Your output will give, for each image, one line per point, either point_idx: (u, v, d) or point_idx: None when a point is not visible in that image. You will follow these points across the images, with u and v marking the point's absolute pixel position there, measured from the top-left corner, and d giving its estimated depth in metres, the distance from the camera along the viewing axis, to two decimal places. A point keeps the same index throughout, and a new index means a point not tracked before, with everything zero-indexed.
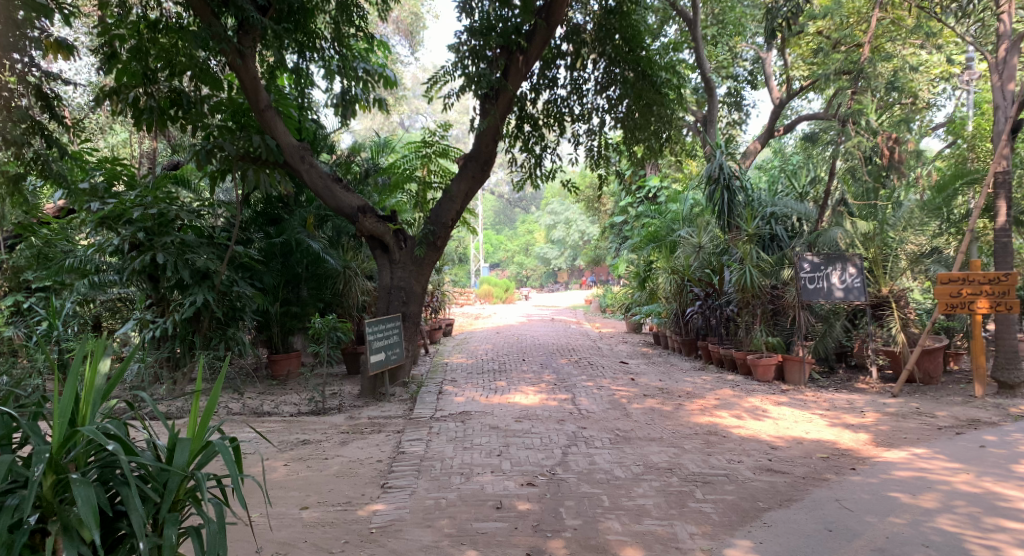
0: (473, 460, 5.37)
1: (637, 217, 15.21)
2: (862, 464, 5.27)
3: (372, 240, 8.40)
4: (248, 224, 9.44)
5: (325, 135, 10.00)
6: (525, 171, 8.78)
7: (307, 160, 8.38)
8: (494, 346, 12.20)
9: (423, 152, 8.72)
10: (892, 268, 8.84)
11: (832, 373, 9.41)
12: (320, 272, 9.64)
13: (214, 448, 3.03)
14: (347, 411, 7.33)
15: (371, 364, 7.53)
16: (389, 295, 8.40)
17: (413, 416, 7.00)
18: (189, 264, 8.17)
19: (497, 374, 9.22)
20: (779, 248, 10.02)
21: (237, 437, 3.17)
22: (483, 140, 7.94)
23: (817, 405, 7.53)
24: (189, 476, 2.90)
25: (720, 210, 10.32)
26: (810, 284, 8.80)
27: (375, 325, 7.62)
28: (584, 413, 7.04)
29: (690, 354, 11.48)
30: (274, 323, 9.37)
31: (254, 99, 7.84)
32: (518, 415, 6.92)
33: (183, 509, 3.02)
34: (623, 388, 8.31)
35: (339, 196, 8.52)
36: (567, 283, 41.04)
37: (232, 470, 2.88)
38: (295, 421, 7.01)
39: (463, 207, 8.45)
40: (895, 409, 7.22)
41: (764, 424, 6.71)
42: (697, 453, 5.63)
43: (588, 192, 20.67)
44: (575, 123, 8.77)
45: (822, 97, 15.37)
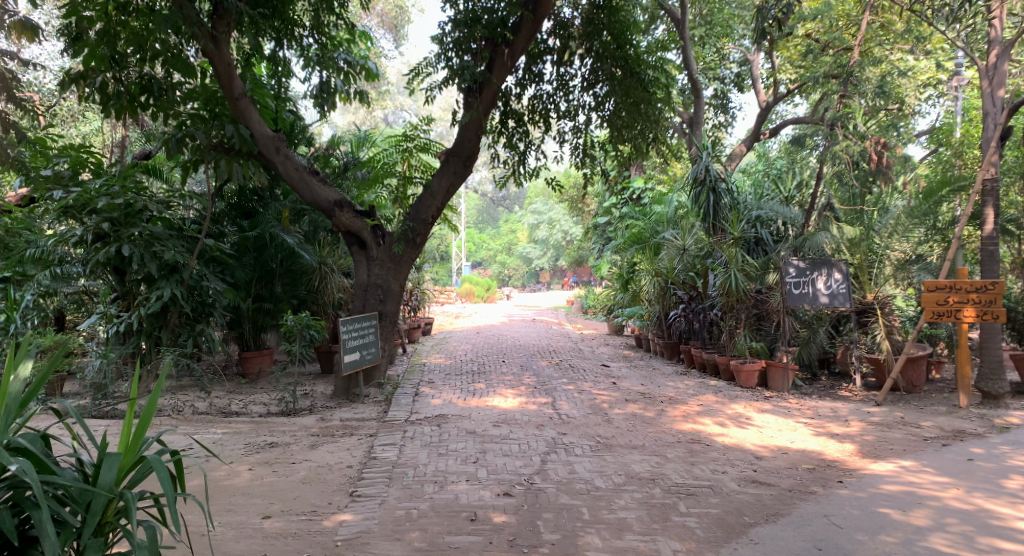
0: (448, 467, 5.13)
1: (620, 219, 15.06)
2: (850, 476, 5.12)
3: (348, 235, 8.12)
4: (221, 217, 9.12)
5: (303, 127, 9.73)
6: (508, 168, 8.56)
7: (282, 152, 8.03)
8: (473, 346, 11.96)
9: (404, 147, 8.44)
10: (877, 274, 8.78)
11: (815, 380, 9.30)
12: (296, 268, 9.36)
13: (147, 464, 2.84)
14: (318, 413, 7.08)
15: (344, 363, 7.28)
16: (366, 293, 8.12)
17: (387, 418, 6.76)
18: (157, 256, 7.86)
19: (476, 376, 8.99)
20: (764, 252, 9.95)
21: (176, 451, 2.99)
22: (466, 135, 7.69)
23: (802, 413, 7.39)
24: (116, 497, 2.71)
25: (705, 213, 10.21)
26: (795, 289, 8.63)
27: (350, 324, 7.37)
28: (564, 418, 6.83)
29: (672, 358, 11.33)
30: (246, 319, 9.09)
31: (228, 87, 7.51)
32: (497, 419, 6.70)
33: (111, 532, 2.82)
34: (604, 392, 8.13)
35: (316, 190, 8.12)
36: (549, 283, 40.92)
37: (166, 490, 2.70)
38: (264, 422, 6.75)
39: (444, 203, 8.16)
40: (880, 418, 7.10)
41: (747, 432, 6.54)
42: (681, 462, 5.45)
43: (572, 192, 20.51)
44: (561, 120, 8.55)
45: (808, 102, 15.32)
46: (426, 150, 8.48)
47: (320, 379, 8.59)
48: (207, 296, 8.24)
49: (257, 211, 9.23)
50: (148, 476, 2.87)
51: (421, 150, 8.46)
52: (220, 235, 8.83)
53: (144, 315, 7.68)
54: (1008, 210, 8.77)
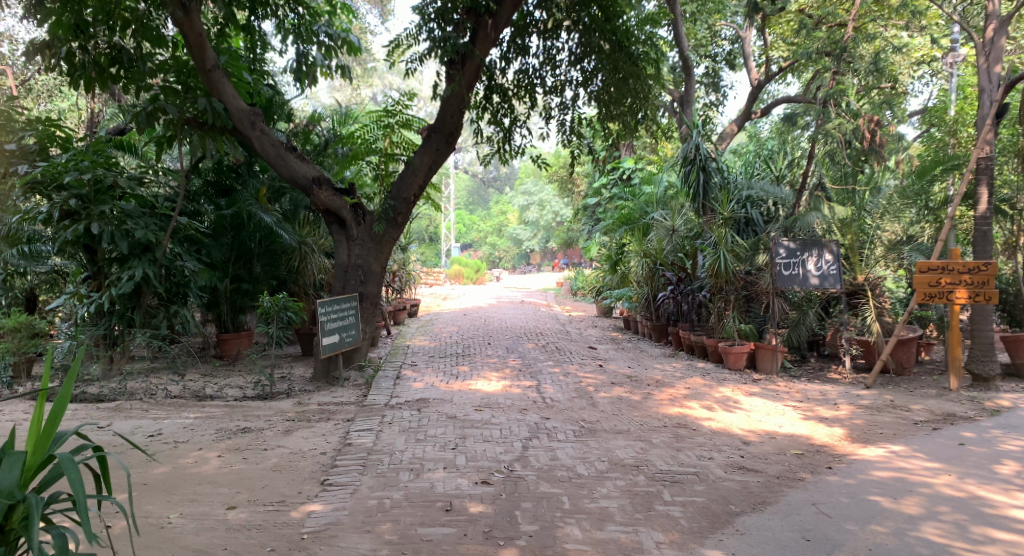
0: (425, 454, 4.95)
1: (609, 199, 14.83)
2: (839, 462, 4.98)
3: (328, 214, 7.88)
4: (197, 195, 8.84)
5: (283, 102, 9.45)
6: (493, 145, 8.31)
7: (258, 126, 7.71)
8: (459, 328, 11.76)
9: (385, 123, 8.16)
10: (868, 256, 8.63)
11: (804, 362, 9.17)
12: (275, 248, 9.11)
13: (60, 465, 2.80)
14: (295, 397, 6.88)
15: (322, 346, 7.07)
16: (346, 274, 7.89)
17: (366, 403, 6.57)
18: (128, 234, 7.59)
19: (460, 358, 8.81)
20: (754, 233, 9.78)
21: (99, 448, 2.94)
22: (449, 109, 7.44)
23: (791, 397, 7.25)
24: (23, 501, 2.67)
25: (694, 192, 10.01)
26: (784, 270, 8.51)
27: (328, 306, 7.15)
28: (548, 402, 6.66)
29: (660, 340, 11.17)
30: (223, 300, 8.87)
31: (200, 58, 7.18)
32: (479, 403, 6.53)
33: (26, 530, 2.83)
34: (590, 375, 7.96)
35: (293, 167, 7.81)
36: (539, 265, 40.75)
37: (78, 496, 2.65)
38: (239, 407, 6.55)
39: (426, 181, 7.90)
40: (869, 401, 6.97)
41: (735, 416, 6.40)
42: (666, 448, 5.30)
43: (561, 172, 20.24)
44: (548, 96, 8.28)
45: (801, 80, 15.06)
46: (407, 126, 8.18)
47: (300, 362, 8.39)
48: (181, 276, 7.99)
49: (235, 189, 8.95)
50: (61, 476, 2.82)
51: (403, 126, 8.16)
52: (195, 213, 8.57)
53: (116, 296, 7.42)
54: (1002, 189, 8.60)
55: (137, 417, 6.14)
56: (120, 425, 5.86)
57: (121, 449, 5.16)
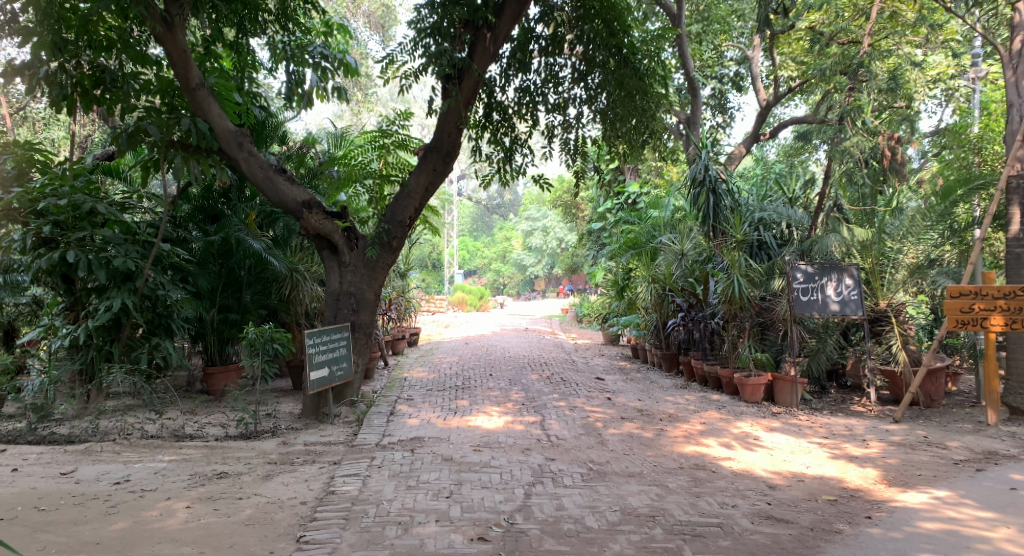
0: (416, 504, 4.46)
1: (615, 224, 14.40)
2: (879, 511, 4.46)
3: (319, 239, 7.44)
4: (184, 221, 8.45)
5: (277, 123, 9.18)
6: (493, 165, 7.92)
7: (245, 148, 7.30)
8: (460, 358, 11.26)
9: (379, 144, 7.76)
10: (890, 280, 8.15)
11: (824, 393, 8.64)
12: (265, 275, 8.68)
13: None
14: (281, 437, 6.41)
15: (310, 381, 6.60)
16: (337, 301, 7.44)
17: (356, 443, 6.09)
18: (106, 263, 7.16)
19: (459, 391, 8.32)
20: (768, 256, 9.29)
21: None
22: (445, 128, 7.08)
23: (815, 432, 6.73)
24: None
25: (704, 215, 9.58)
26: (803, 296, 8.04)
27: (316, 336, 6.69)
28: (553, 440, 6.16)
29: (671, 370, 10.65)
30: (209, 331, 8.43)
31: (184, 76, 6.81)
32: (478, 442, 6.03)
33: None
34: (598, 410, 7.45)
35: (282, 190, 7.36)
36: (543, 292, 40.26)
37: None
38: (218, 448, 6.07)
39: (422, 204, 7.48)
40: (901, 437, 6.44)
41: (757, 455, 5.88)
42: (683, 494, 4.79)
43: (565, 197, 19.84)
44: (550, 114, 7.89)
45: (811, 101, 14.69)
46: (404, 147, 7.77)
47: (289, 397, 7.91)
48: (163, 306, 7.54)
49: (224, 214, 8.60)
50: None
51: (400, 148, 7.75)
52: (182, 239, 8.13)
53: (92, 328, 6.99)
54: None
55: (106, 461, 5.65)
56: (86, 470, 5.37)
57: (81, 500, 4.68)
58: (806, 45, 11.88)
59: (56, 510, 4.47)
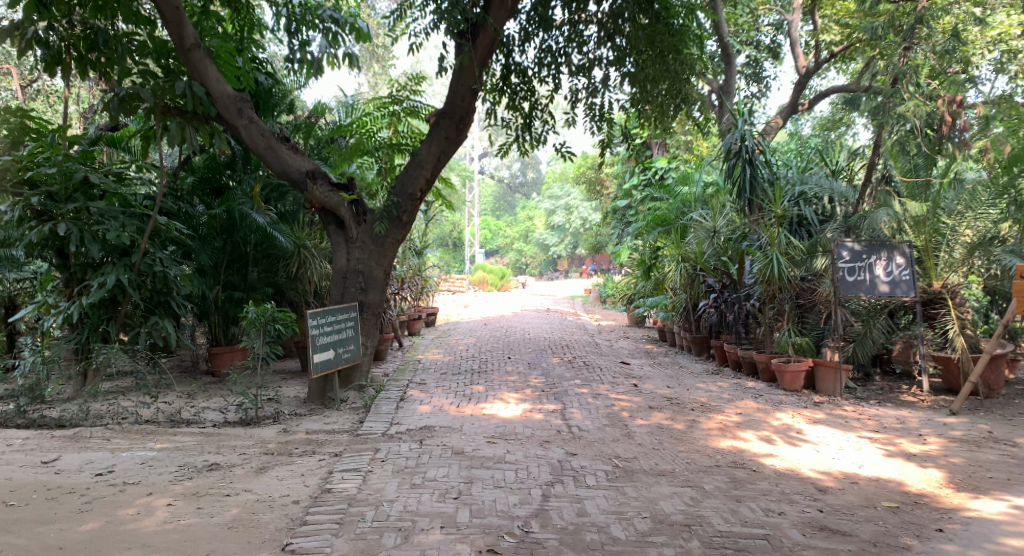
0: (419, 507, 3.98)
1: (643, 200, 13.75)
2: (951, 523, 3.89)
3: (324, 213, 6.97)
4: (186, 194, 8.01)
5: (285, 91, 8.71)
6: (511, 133, 7.33)
7: (246, 114, 6.77)
8: (477, 340, 10.76)
9: (390, 111, 7.11)
10: (946, 259, 7.46)
11: (868, 381, 7.99)
12: (272, 251, 8.24)
13: None
14: (282, 424, 5.97)
15: (313, 364, 6.15)
16: (344, 280, 6.94)
17: (361, 432, 5.63)
18: (101, 237, 6.75)
19: (475, 375, 7.81)
20: (808, 234, 8.65)
21: None
22: (459, 90, 6.52)
23: (863, 425, 6.12)
24: None
25: (739, 189, 8.92)
26: (849, 276, 7.44)
27: (319, 317, 6.22)
28: (575, 432, 5.63)
29: (701, 354, 10.04)
30: (213, 309, 8.04)
31: (178, 35, 6.27)
32: (492, 433, 5.52)
33: None
34: (624, 397, 6.90)
35: (285, 159, 6.83)
36: (566, 271, 39.65)
37: None
38: (214, 435, 5.64)
39: (435, 175, 6.92)
40: (962, 433, 5.81)
41: (801, 451, 5.29)
42: (722, 498, 4.24)
43: (589, 173, 19.14)
44: (574, 77, 7.28)
45: (854, 69, 13.82)
46: (415, 115, 7.17)
47: (294, 380, 7.48)
48: (162, 283, 7.14)
49: (229, 186, 8.16)
50: None
51: (410, 115, 7.13)
52: (183, 212, 7.69)
53: (86, 306, 6.58)
54: None
55: (93, 449, 5.23)
56: (69, 459, 4.96)
57: (55, 494, 4.25)
58: (850, 7, 11.06)
59: (25, 507, 4.04)
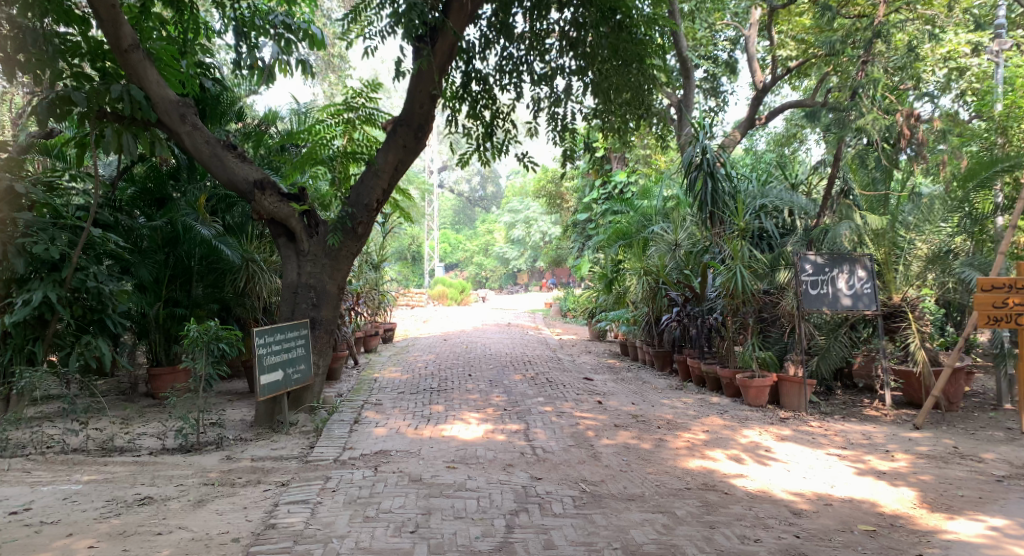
0: (372, 544, 3.67)
1: (603, 214, 13.64)
2: (930, 547, 3.76)
3: (274, 225, 6.59)
4: (126, 205, 7.53)
5: (233, 98, 8.36)
6: (472, 142, 7.09)
7: (189, 120, 6.35)
8: (436, 356, 10.44)
9: (344, 118, 6.82)
10: (905, 271, 7.47)
11: (831, 395, 7.94)
12: (218, 265, 7.82)
13: None
14: (225, 451, 5.56)
15: (260, 385, 5.77)
16: (295, 295, 6.56)
17: (311, 458, 5.27)
18: (28, 251, 6.25)
19: (433, 395, 7.49)
20: (770, 247, 8.59)
21: None
22: (417, 97, 6.28)
23: (831, 442, 6.01)
24: None
25: (701, 201, 8.83)
26: (812, 290, 7.38)
27: (267, 335, 5.85)
28: (539, 454, 5.37)
29: (664, 368, 9.90)
30: (153, 327, 7.55)
31: (114, 34, 5.85)
32: (452, 457, 5.22)
33: None
34: (588, 416, 6.67)
35: (232, 168, 6.44)
36: (526, 285, 39.49)
37: None
38: (149, 464, 5.21)
39: (392, 185, 6.63)
40: (929, 448, 5.75)
41: (771, 471, 5.14)
42: (694, 524, 4.03)
43: (549, 187, 19.01)
44: (537, 86, 7.09)
45: (809, 85, 13.99)
46: (371, 122, 6.87)
47: (240, 402, 7.06)
48: (97, 300, 6.65)
49: (171, 198, 7.70)
50: None
51: (366, 123, 6.83)
52: (121, 225, 7.21)
53: (9, 325, 6.06)
54: None
55: (10, 483, 4.75)
56: None
57: None
58: (806, 23, 11.16)
59: None
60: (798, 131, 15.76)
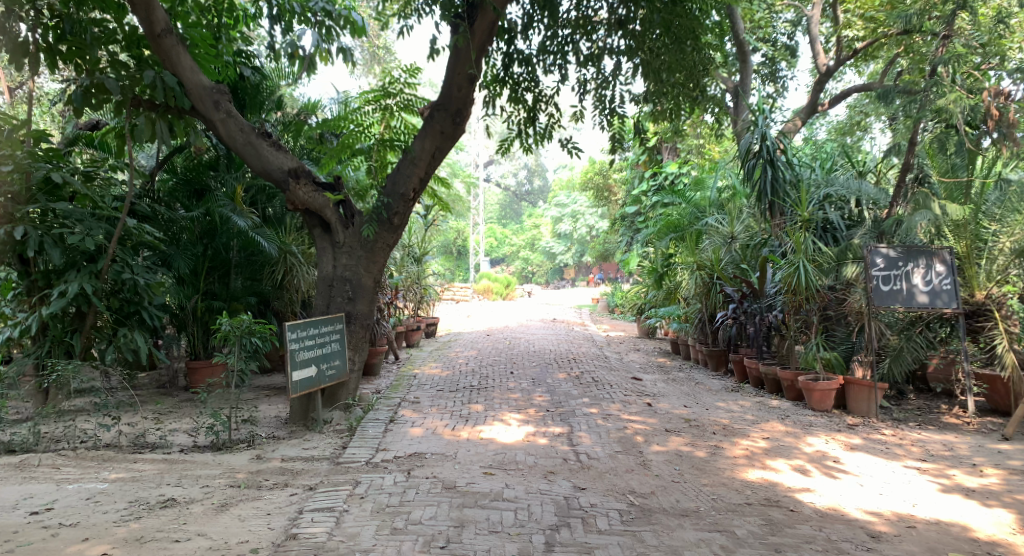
0: None
1: (654, 206, 13.11)
2: None
3: (309, 215, 6.38)
4: (165, 197, 7.42)
5: (274, 87, 8.24)
6: (513, 128, 6.73)
7: (223, 107, 6.14)
8: (478, 353, 10.12)
9: (382, 104, 6.54)
10: (989, 266, 6.84)
11: (903, 400, 7.32)
12: (258, 258, 7.68)
13: None
14: (256, 450, 5.34)
15: (292, 382, 5.53)
16: (330, 288, 6.32)
17: (343, 460, 5.00)
18: (64, 242, 6.13)
19: (474, 393, 7.17)
20: (835, 239, 8.00)
21: None
22: (456, 80, 5.98)
23: (908, 453, 5.46)
24: None
25: (760, 191, 8.28)
26: (883, 285, 6.80)
27: (299, 329, 5.60)
28: (584, 460, 4.99)
29: (718, 368, 9.36)
30: (191, 321, 7.42)
31: (145, 19, 5.65)
32: (490, 462, 4.88)
33: None
34: (637, 419, 6.24)
35: (266, 157, 6.23)
36: (573, 281, 38.99)
37: None
38: (178, 462, 5.00)
39: (429, 174, 6.32)
40: (1022, 463, 5.16)
41: (842, 485, 4.63)
42: (757, 547, 3.62)
43: (596, 179, 18.48)
44: (583, 67, 6.69)
45: (875, 68, 13.15)
46: (409, 109, 6.59)
47: (275, 398, 6.86)
48: (132, 292, 6.51)
49: (211, 188, 7.55)
50: None
51: (404, 110, 6.55)
52: (159, 216, 7.08)
53: (44, 317, 5.95)
54: None
55: (37, 480, 4.59)
56: (6, 493, 4.33)
57: None
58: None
59: None
60: (862, 118, 14.88)
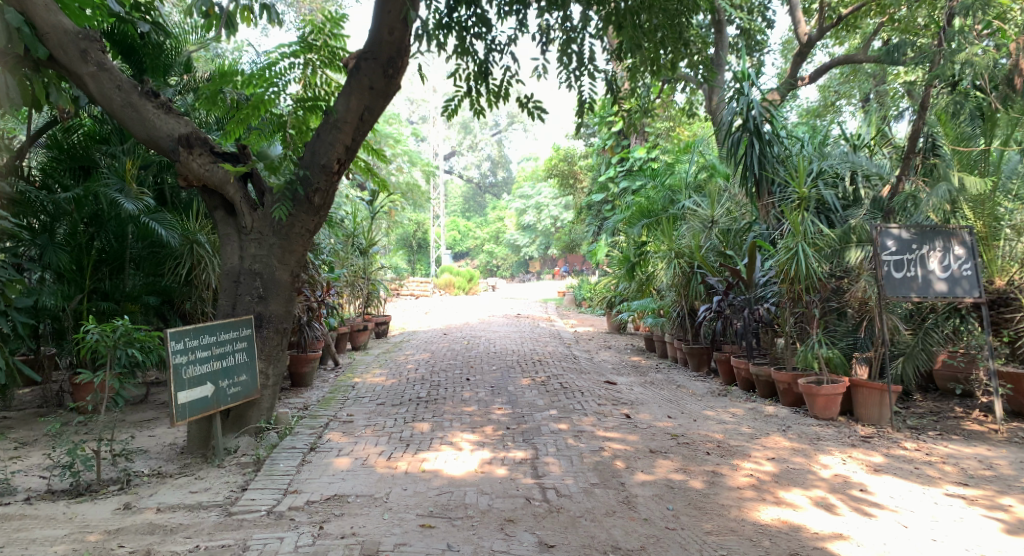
0: None
1: (622, 191, 12.06)
2: None
3: (209, 195, 5.18)
4: (45, 176, 6.11)
5: (181, 48, 6.99)
6: (460, 85, 5.61)
7: (93, 58, 4.79)
8: (431, 355, 8.92)
9: (302, 59, 5.26)
10: (1009, 248, 6.08)
11: (912, 403, 6.39)
12: (159, 249, 6.39)
13: None
14: (127, 495, 4.08)
15: (176, 407, 4.33)
16: (236, 284, 5.09)
17: (237, 509, 3.81)
18: None
19: (419, 408, 6.01)
20: (831, 221, 7.04)
21: None
22: (387, 19, 4.91)
23: (944, 474, 4.50)
24: None
25: (745, 167, 7.28)
26: (895, 272, 5.84)
27: (183, 338, 4.40)
28: (551, 500, 3.90)
29: (700, 368, 8.37)
30: (72, 327, 6.09)
31: None
32: (431, 508, 3.76)
33: None
34: (616, 437, 5.15)
35: (152, 121, 4.93)
36: (538, 274, 37.91)
37: None
38: (14, 519, 3.71)
39: (357, 141, 5.14)
40: None
41: (883, 526, 3.62)
42: None
43: (561, 166, 17.32)
44: (542, 13, 5.61)
45: (854, 42, 12.29)
46: (333, 65, 5.37)
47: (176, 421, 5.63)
48: None
49: (99, 165, 6.25)
50: None
51: (328, 66, 5.33)
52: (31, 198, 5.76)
53: None
54: None
55: None
56: None
57: None
58: None
59: None
60: (834, 99, 14.01)
